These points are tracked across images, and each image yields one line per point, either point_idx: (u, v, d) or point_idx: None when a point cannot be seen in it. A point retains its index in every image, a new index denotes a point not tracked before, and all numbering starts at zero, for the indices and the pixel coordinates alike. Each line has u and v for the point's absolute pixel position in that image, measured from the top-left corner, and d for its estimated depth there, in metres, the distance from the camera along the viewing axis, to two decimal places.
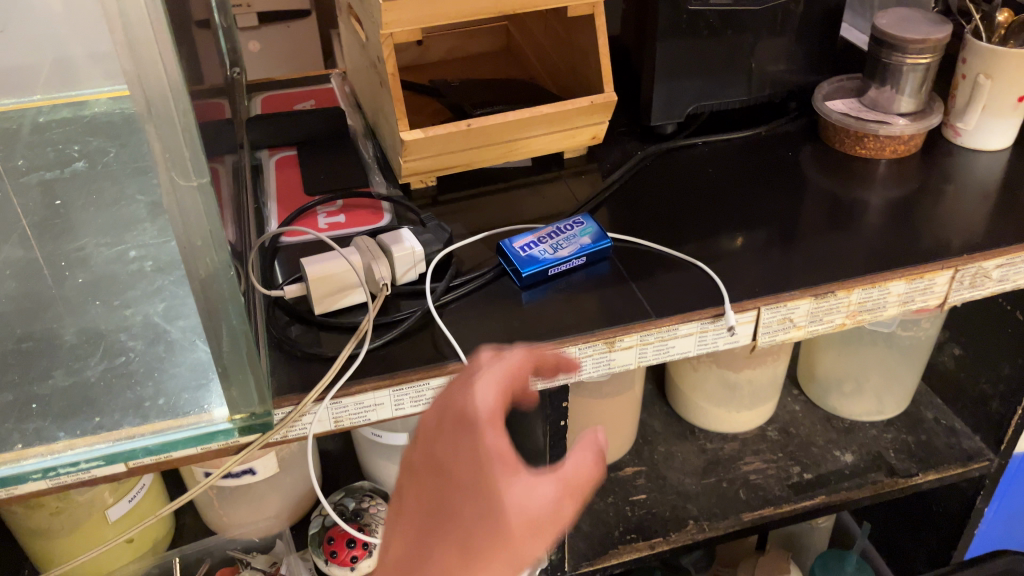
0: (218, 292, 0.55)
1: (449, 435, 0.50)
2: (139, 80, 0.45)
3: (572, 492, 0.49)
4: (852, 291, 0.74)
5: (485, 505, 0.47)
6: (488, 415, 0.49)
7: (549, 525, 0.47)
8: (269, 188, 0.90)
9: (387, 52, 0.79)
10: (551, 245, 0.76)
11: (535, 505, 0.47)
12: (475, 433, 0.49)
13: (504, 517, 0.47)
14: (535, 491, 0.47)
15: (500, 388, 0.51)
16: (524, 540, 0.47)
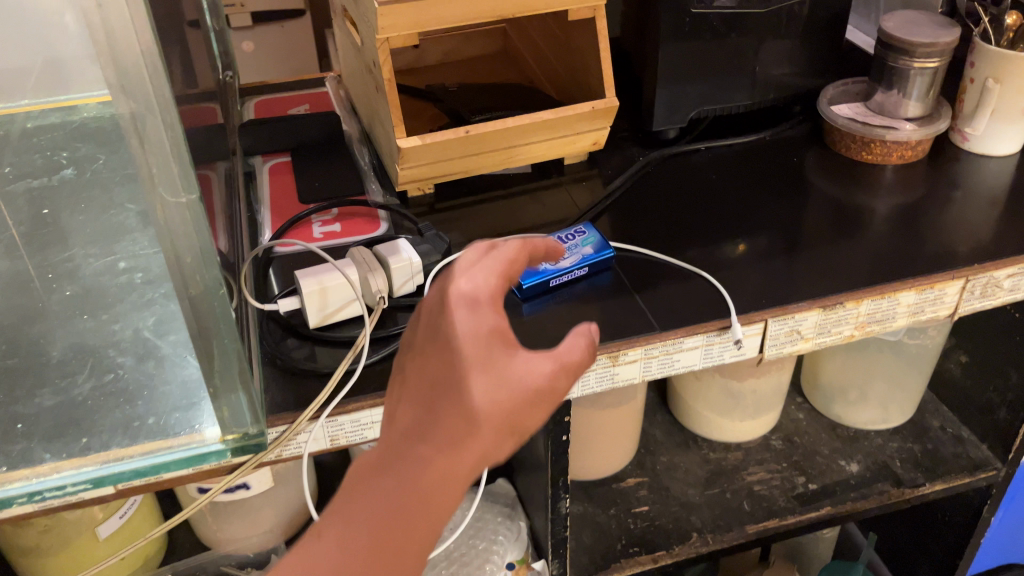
0: (209, 310, 0.53)
1: (450, 309, 0.45)
2: (125, 93, 0.43)
3: (569, 374, 0.47)
4: (861, 303, 0.72)
5: (488, 381, 0.44)
6: (486, 293, 0.46)
7: (547, 398, 0.46)
8: (263, 196, 0.88)
9: (384, 57, 0.77)
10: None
11: (532, 376, 0.45)
12: (478, 310, 0.46)
13: (509, 390, 0.44)
14: (533, 367, 0.45)
15: (500, 272, 0.48)
16: (524, 411, 0.45)
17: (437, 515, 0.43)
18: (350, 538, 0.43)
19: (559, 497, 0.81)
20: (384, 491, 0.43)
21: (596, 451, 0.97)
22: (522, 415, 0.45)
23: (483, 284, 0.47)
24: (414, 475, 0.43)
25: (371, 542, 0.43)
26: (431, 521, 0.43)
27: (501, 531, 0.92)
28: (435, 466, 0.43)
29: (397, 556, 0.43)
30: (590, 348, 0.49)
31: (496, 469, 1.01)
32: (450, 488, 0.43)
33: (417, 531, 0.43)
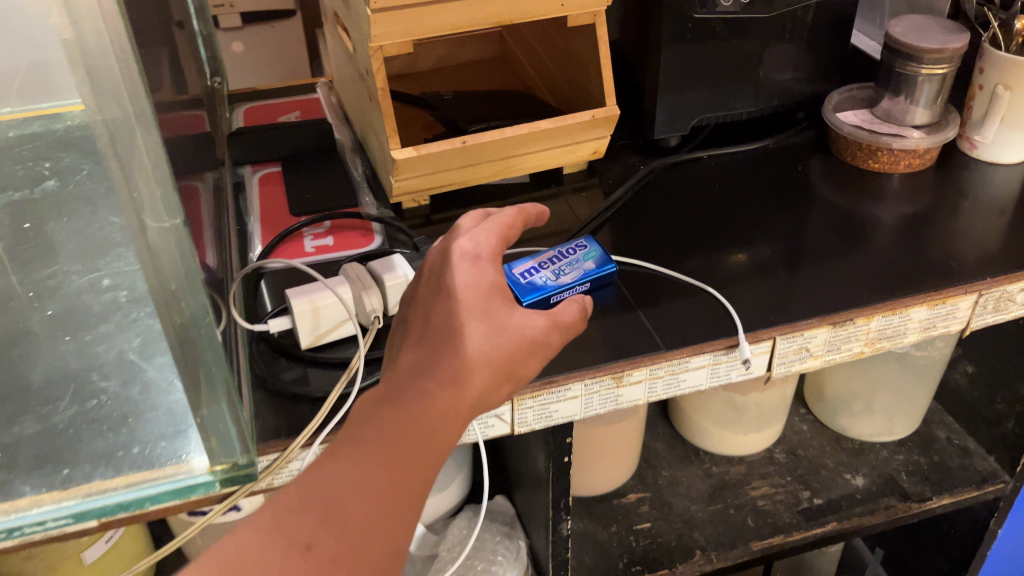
0: (194, 338, 0.50)
1: (456, 263, 0.55)
2: (103, 115, 0.41)
3: (562, 328, 0.55)
4: (872, 319, 0.70)
5: (490, 327, 0.52)
6: (485, 253, 0.56)
7: (540, 347, 0.54)
8: (253, 207, 0.85)
9: (377, 66, 0.74)
10: (553, 271, 0.72)
11: (529, 326, 0.53)
12: (480, 266, 0.55)
13: (509, 336, 0.52)
14: (528, 321, 0.54)
15: (499, 235, 0.58)
16: (522, 358, 0.53)
17: (445, 443, 0.50)
18: (367, 461, 0.47)
19: (561, 518, 0.78)
20: (401, 420, 0.49)
21: (596, 467, 0.94)
22: (519, 360, 0.53)
23: (483, 245, 0.57)
24: (426, 406, 0.49)
25: (387, 466, 0.47)
26: (438, 448, 0.49)
27: (499, 551, 0.88)
28: (444, 400, 0.50)
29: (410, 478, 0.48)
30: (584, 312, 0.57)
31: (494, 485, 0.99)
32: (456, 421, 0.50)
33: (427, 456, 0.49)
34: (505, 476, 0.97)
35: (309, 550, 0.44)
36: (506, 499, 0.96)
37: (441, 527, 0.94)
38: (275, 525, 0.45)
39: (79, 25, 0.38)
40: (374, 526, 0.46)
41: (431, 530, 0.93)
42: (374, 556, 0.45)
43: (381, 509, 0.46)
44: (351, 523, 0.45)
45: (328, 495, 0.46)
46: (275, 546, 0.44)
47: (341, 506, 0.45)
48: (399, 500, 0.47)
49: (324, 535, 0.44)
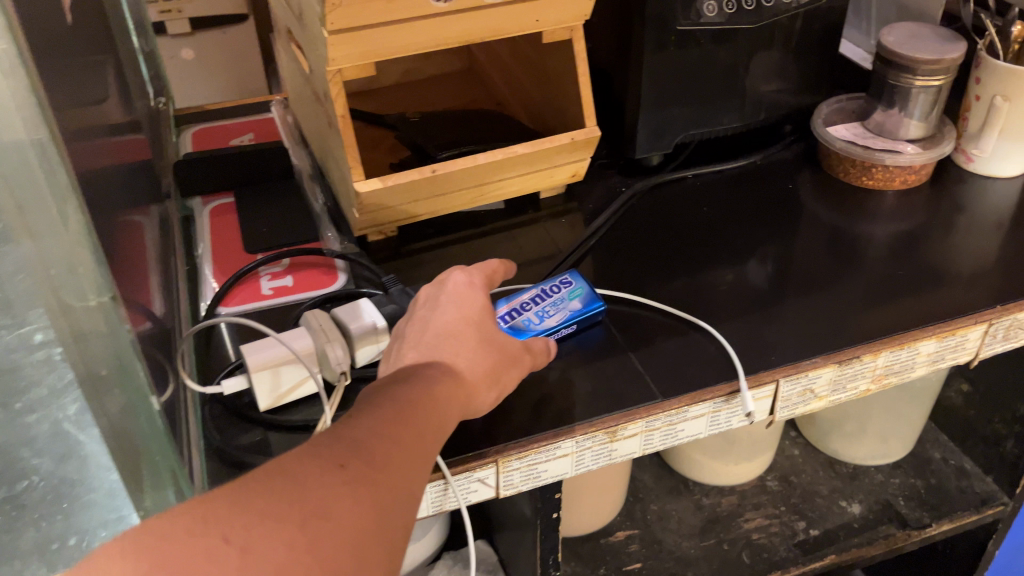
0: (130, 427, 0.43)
1: (450, 288, 0.59)
2: (7, 185, 0.34)
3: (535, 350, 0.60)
4: (879, 355, 0.65)
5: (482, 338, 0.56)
6: (476, 282, 0.60)
7: (515, 367, 0.58)
8: (203, 243, 0.78)
9: (336, 91, 0.67)
10: (537, 313, 0.66)
11: (511, 344, 0.58)
12: (473, 290, 0.59)
13: (498, 348, 0.56)
14: (508, 345, 0.57)
15: (487, 269, 0.62)
16: (504, 373, 0.56)
17: (451, 416, 0.50)
18: (388, 415, 0.46)
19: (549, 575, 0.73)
20: (413, 390, 0.49)
21: (584, 506, 0.89)
22: (502, 371, 0.56)
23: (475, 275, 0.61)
24: (431, 382, 0.50)
25: (405, 420, 0.46)
26: (447, 420, 0.49)
27: None
28: (447, 385, 0.51)
29: (427, 434, 0.47)
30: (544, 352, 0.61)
31: (473, 528, 0.93)
32: (453, 408, 0.50)
33: (438, 422, 0.48)
34: (485, 519, 0.91)
35: (343, 469, 0.41)
36: (488, 544, 0.91)
37: None
38: (306, 452, 0.41)
39: None
40: (403, 463, 0.43)
41: None
42: (405, 487, 0.42)
43: (408, 453, 0.44)
44: (381, 458, 0.43)
45: (355, 434, 0.43)
46: (312, 466, 0.40)
47: (369, 442, 0.43)
48: (420, 448, 0.45)
49: (357, 459, 0.41)
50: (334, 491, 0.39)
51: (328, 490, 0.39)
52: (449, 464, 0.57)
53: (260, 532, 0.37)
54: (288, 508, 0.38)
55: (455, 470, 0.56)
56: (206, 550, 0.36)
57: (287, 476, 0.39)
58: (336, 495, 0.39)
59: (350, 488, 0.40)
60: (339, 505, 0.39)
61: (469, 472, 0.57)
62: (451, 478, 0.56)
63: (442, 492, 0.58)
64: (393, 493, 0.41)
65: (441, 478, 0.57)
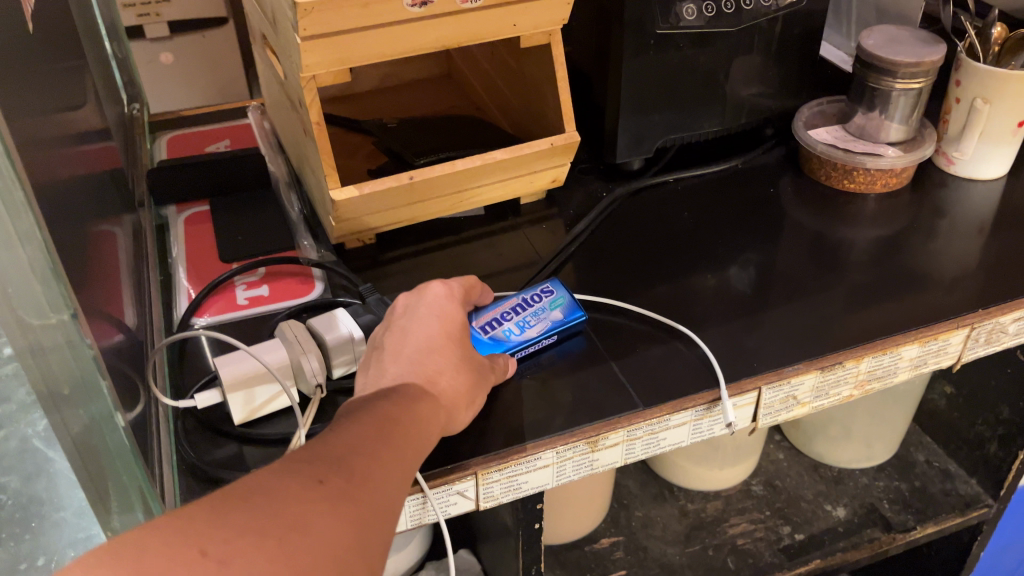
0: (96, 446, 0.42)
1: (430, 301, 0.58)
2: None
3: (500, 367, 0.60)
4: (861, 361, 0.65)
5: (461, 354, 0.55)
6: (453, 296, 0.60)
7: (484, 385, 0.57)
8: (178, 252, 0.77)
9: (311, 97, 0.66)
10: (518, 323, 0.65)
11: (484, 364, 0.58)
12: (451, 304, 0.59)
13: (474, 365, 0.56)
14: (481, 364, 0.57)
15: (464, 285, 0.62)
16: (478, 391, 0.56)
17: (430, 436, 0.49)
18: (367, 433, 0.45)
19: None
20: (393, 407, 0.48)
21: (567, 514, 0.88)
22: (478, 389, 0.56)
23: (454, 289, 0.61)
24: (413, 400, 0.50)
25: (384, 438, 0.45)
26: (425, 440, 0.48)
27: None
28: (428, 404, 0.50)
29: (407, 453, 0.46)
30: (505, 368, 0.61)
31: (457, 538, 0.92)
32: (433, 427, 0.50)
33: (418, 441, 0.48)
34: (469, 529, 0.90)
35: (322, 486, 0.40)
36: (471, 554, 0.90)
37: None
38: (283, 469, 0.40)
39: None
40: (381, 482, 0.43)
41: None
42: (384, 507, 0.42)
43: (387, 472, 0.43)
44: (361, 474, 0.42)
45: (334, 452, 0.42)
46: (289, 482, 0.39)
47: (348, 460, 0.42)
48: (400, 467, 0.45)
49: (335, 477, 0.41)
50: (313, 507, 0.38)
51: (307, 505, 0.38)
52: (427, 478, 0.56)
53: (237, 546, 0.36)
54: (266, 523, 0.37)
55: (433, 484, 0.55)
56: (181, 564, 0.34)
57: (264, 492, 0.38)
58: (314, 512, 0.38)
59: (329, 504, 0.39)
60: (318, 521, 0.38)
61: (447, 485, 0.56)
62: (429, 491, 0.55)
63: (420, 506, 0.57)
64: (372, 511, 0.41)
65: (419, 491, 0.56)
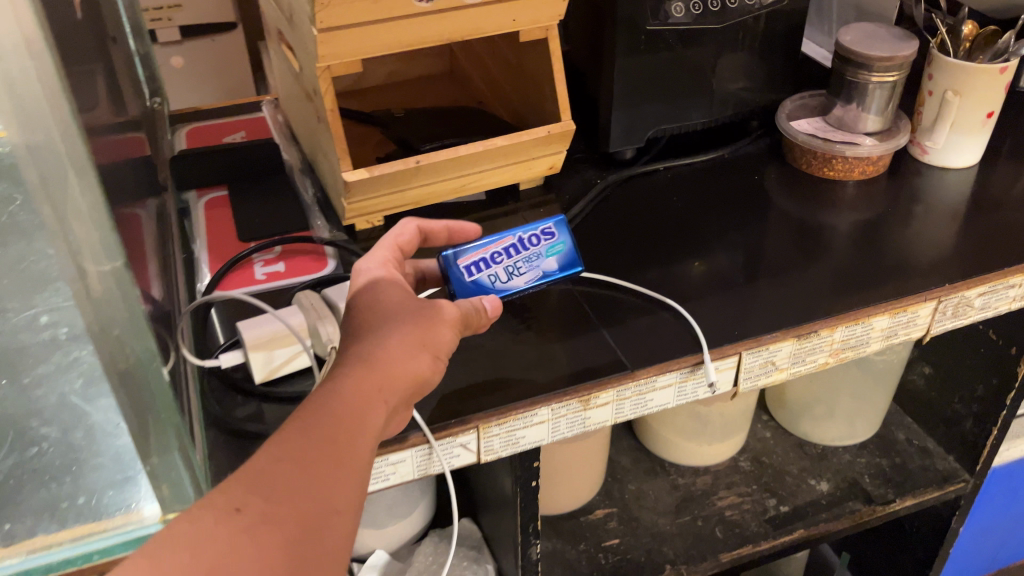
0: (141, 384, 0.48)
1: (358, 276, 0.60)
2: (31, 156, 0.38)
3: (463, 308, 0.61)
4: (835, 330, 0.70)
5: (389, 314, 0.56)
6: (379, 263, 0.61)
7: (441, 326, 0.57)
8: (200, 233, 0.82)
9: (326, 86, 0.72)
10: (506, 269, 0.71)
11: (427, 304, 0.58)
12: (377, 272, 0.60)
13: (410, 315, 0.56)
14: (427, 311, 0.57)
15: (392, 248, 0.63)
16: (428, 333, 0.56)
17: (374, 415, 0.50)
18: (297, 434, 0.46)
19: (529, 543, 0.77)
20: (326, 400, 0.49)
21: (563, 484, 0.93)
22: (424, 331, 0.56)
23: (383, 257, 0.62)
24: (347, 386, 0.50)
25: (316, 435, 0.46)
26: (369, 422, 0.49)
27: None
28: (357, 379, 0.51)
29: (345, 446, 0.47)
30: (475, 312, 0.62)
31: (458, 508, 0.97)
32: (376, 395, 0.51)
33: (360, 429, 0.48)
34: (470, 499, 0.95)
35: (240, 514, 0.41)
36: (472, 522, 0.95)
37: (405, 554, 0.91)
38: (206, 500, 0.42)
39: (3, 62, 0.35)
40: (314, 489, 0.44)
41: (395, 558, 0.91)
42: (318, 517, 0.43)
43: (320, 475, 0.45)
44: (288, 484, 0.43)
45: (259, 468, 0.44)
46: (206, 516, 0.41)
47: (273, 475, 0.43)
48: (337, 464, 0.46)
49: (255, 501, 0.42)
50: (234, 540, 0.40)
51: (225, 539, 0.40)
52: (434, 430, 0.61)
53: None
54: (184, 566, 0.39)
55: (438, 435, 0.61)
56: None
57: (184, 531, 0.40)
58: (233, 545, 0.40)
59: (247, 534, 0.41)
60: (238, 555, 0.40)
61: (452, 437, 0.61)
62: (435, 442, 0.61)
63: (426, 456, 0.62)
64: (302, 526, 0.42)
65: (426, 442, 0.61)
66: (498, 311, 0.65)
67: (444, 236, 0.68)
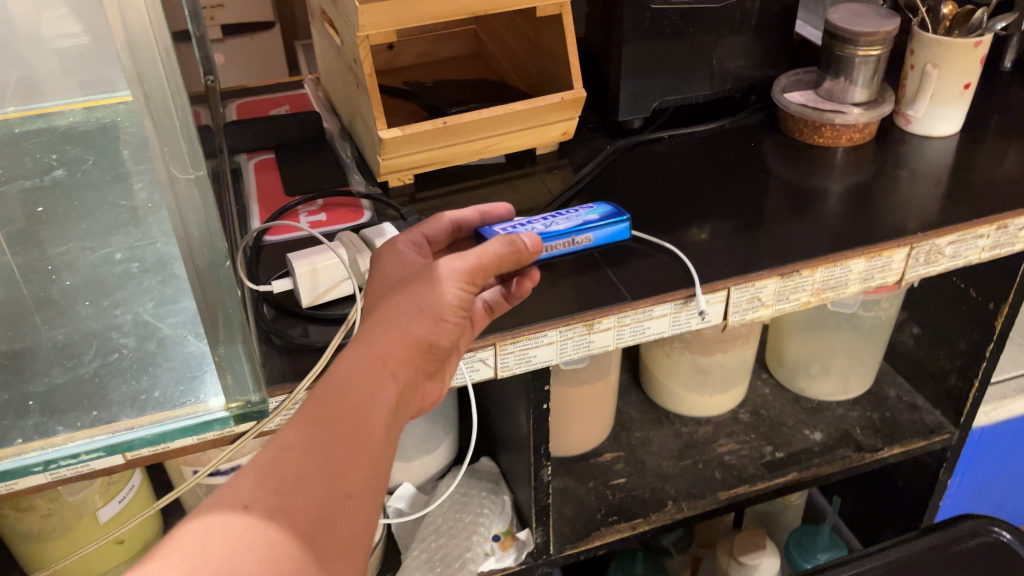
0: (213, 282, 0.58)
1: (376, 259, 0.64)
2: (138, 78, 0.47)
3: (481, 255, 0.61)
4: (815, 270, 0.78)
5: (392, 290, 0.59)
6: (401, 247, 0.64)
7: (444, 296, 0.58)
8: (250, 190, 0.92)
9: (364, 53, 0.81)
10: (541, 226, 0.78)
11: (428, 271, 0.60)
12: (390, 256, 0.63)
13: (410, 286, 0.59)
14: (427, 286, 0.58)
15: (418, 232, 0.67)
16: (428, 304, 0.57)
17: (382, 389, 0.51)
18: (303, 420, 0.47)
19: (541, 464, 0.85)
20: (331, 384, 0.50)
21: (575, 427, 1.02)
22: (423, 294, 0.58)
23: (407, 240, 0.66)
24: (351, 369, 0.51)
25: (322, 421, 0.48)
26: (378, 397, 0.51)
27: (486, 504, 0.96)
28: (363, 359, 0.52)
29: (354, 427, 0.48)
30: (511, 250, 0.63)
31: (478, 449, 1.06)
32: (384, 368, 0.52)
33: (370, 406, 0.50)
34: (489, 440, 1.04)
35: (248, 509, 0.43)
36: (491, 461, 1.03)
37: (430, 487, 1.00)
38: (217, 498, 0.44)
39: (122, 0, 0.44)
40: (323, 475, 0.45)
41: (421, 490, 1.00)
42: (331, 502, 0.45)
43: (329, 457, 0.46)
44: (296, 472, 0.45)
45: (267, 459, 0.45)
46: (219, 511, 0.43)
47: (281, 466, 0.45)
48: (345, 446, 0.47)
49: (262, 496, 0.43)
50: (240, 539, 0.42)
51: (235, 532, 0.42)
52: None
53: None
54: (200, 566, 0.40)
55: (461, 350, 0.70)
56: None
57: (194, 534, 0.42)
58: (244, 540, 0.42)
59: (254, 531, 0.42)
60: (246, 551, 0.41)
61: (472, 352, 0.70)
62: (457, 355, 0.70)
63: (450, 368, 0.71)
64: (312, 515, 0.44)
65: None
66: (537, 245, 0.65)
67: (471, 215, 0.73)
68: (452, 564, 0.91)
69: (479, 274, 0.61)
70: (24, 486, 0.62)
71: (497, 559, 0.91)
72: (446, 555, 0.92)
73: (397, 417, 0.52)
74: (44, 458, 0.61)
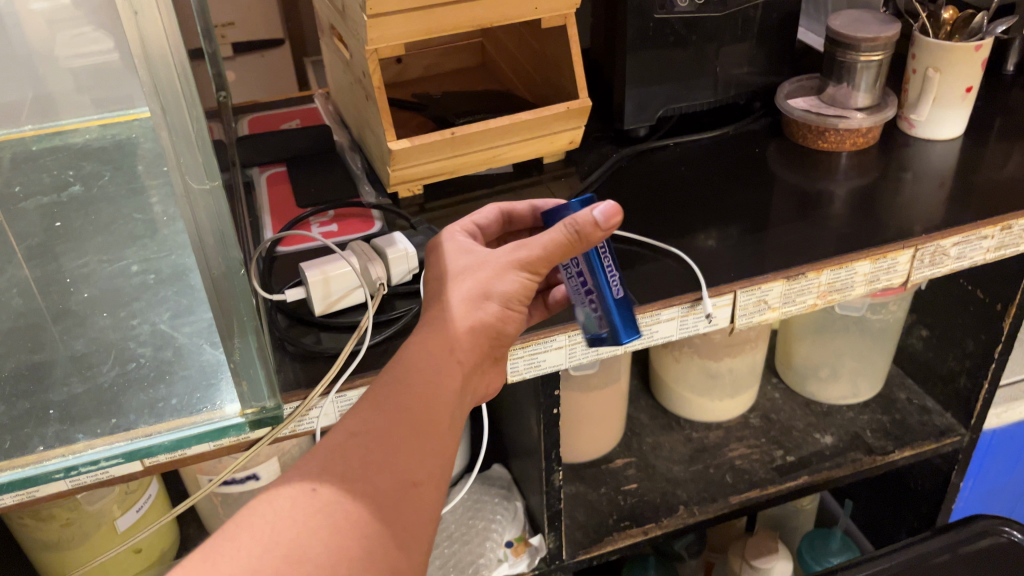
0: (229, 289, 0.59)
1: (427, 247, 0.67)
2: (155, 92, 0.49)
3: (546, 243, 0.60)
4: (822, 273, 0.79)
5: (454, 274, 0.62)
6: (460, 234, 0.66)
7: (509, 284, 0.60)
8: (262, 202, 0.94)
9: (373, 66, 0.83)
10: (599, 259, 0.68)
11: (495, 256, 0.62)
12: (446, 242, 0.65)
13: (471, 272, 0.62)
14: (493, 275, 0.61)
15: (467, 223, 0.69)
16: (487, 291, 0.60)
17: (446, 379, 0.56)
18: (372, 410, 0.53)
19: (552, 469, 0.86)
20: (398, 375, 0.55)
21: (585, 433, 1.02)
22: (489, 278, 0.61)
23: (459, 230, 0.67)
24: (415, 363, 0.56)
25: (390, 417, 0.53)
26: (442, 387, 0.56)
27: (498, 511, 0.97)
28: (424, 353, 0.57)
29: (420, 421, 0.53)
30: (575, 238, 0.60)
31: (490, 456, 1.07)
32: (445, 362, 0.57)
33: (432, 402, 0.55)
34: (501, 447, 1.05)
35: (316, 493, 0.48)
36: (504, 468, 1.04)
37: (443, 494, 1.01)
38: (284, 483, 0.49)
39: (140, 17, 0.45)
40: (391, 464, 0.51)
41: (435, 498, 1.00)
42: (394, 490, 0.50)
43: (395, 450, 0.51)
44: (363, 462, 0.50)
45: (335, 446, 0.51)
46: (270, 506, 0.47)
47: (350, 455, 0.50)
48: (413, 438, 0.52)
49: (329, 480, 0.49)
50: (308, 520, 0.47)
51: (296, 515, 0.47)
52: None
53: (245, 556, 0.45)
54: (269, 545, 0.46)
55: None
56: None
57: (260, 518, 0.47)
58: (312, 521, 0.47)
59: (320, 514, 0.47)
60: (314, 531, 0.46)
61: None
62: None
63: None
64: (378, 500, 0.49)
65: None
66: (614, 219, 0.59)
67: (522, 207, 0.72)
68: (465, 570, 0.92)
69: (544, 263, 0.61)
70: (44, 493, 0.64)
71: (510, 565, 0.91)
72: (459, 561, 0.93)
73: (461, 404, 0.57)
74: (65, 465, 0.62)
